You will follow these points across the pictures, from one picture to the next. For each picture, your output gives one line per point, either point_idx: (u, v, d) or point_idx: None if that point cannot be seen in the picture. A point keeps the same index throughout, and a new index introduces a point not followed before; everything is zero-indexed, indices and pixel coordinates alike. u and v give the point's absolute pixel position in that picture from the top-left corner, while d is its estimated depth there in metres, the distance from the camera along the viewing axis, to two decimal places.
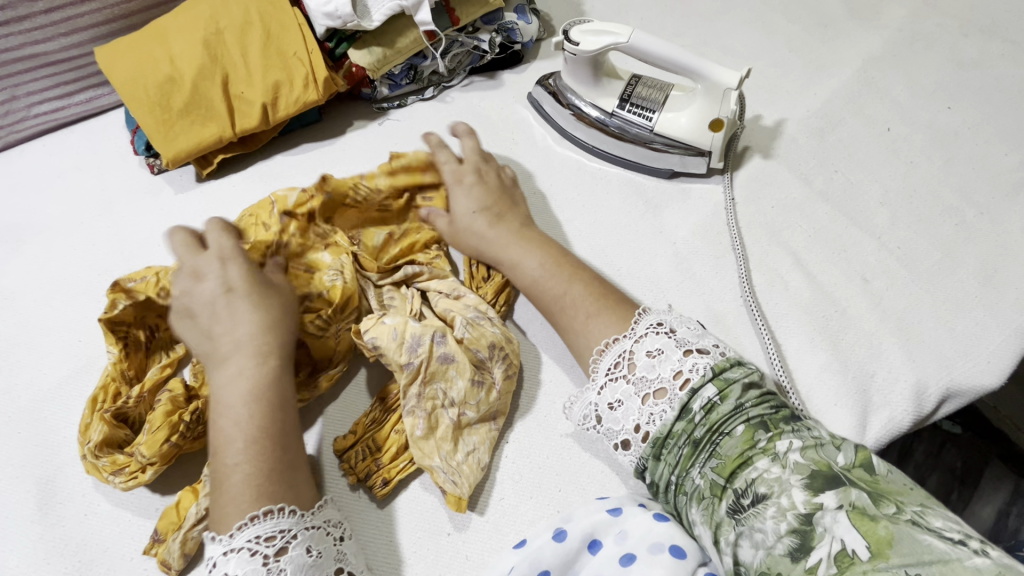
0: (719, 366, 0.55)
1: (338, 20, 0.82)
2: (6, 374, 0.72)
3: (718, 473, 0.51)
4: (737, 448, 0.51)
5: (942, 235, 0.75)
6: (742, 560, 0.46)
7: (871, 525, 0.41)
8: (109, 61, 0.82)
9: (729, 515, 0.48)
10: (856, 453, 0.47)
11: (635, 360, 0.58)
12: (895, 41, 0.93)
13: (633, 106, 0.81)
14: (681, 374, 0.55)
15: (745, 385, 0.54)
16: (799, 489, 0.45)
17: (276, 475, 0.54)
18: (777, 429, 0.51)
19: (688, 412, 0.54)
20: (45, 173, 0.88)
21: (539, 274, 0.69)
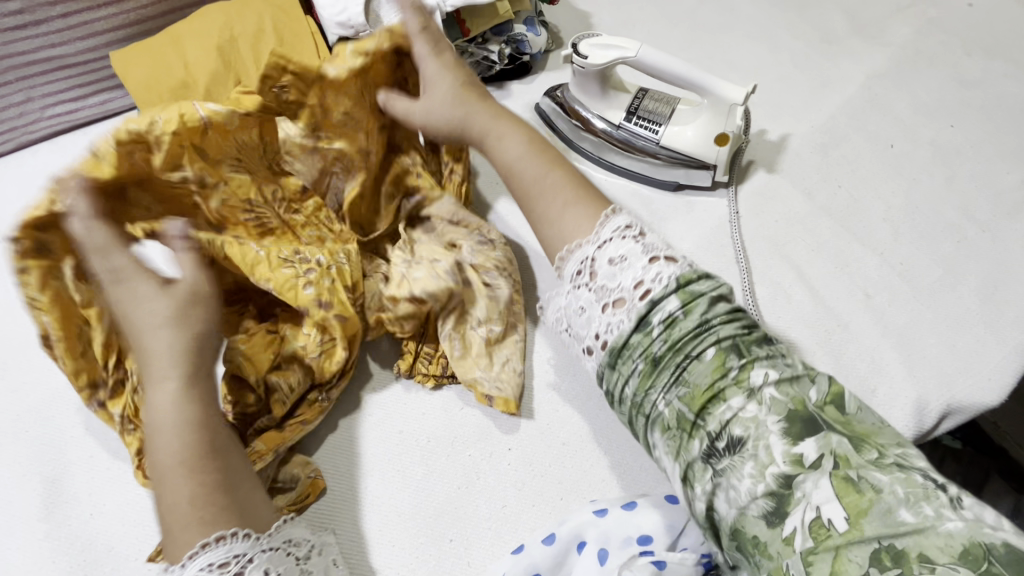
0: (685, 277, 0.49)
1: (351, 30, 0.83)
2: (14, 372, 0.73)
3: (687, 404, 0.46)
4: (707, 376, 0.46)
5: (944, 252, 0.75)
6: (716, 508, 0.44)
7: (855, 496, 0.39)
8: (124, 65, 0.83)
9: (702, 456, 0.45)
10: (830, 386, 0.45)
11: (596, 268, 0.52)
12: (899, 58, 0.94)
13: (640, 119, 0.82)
14: (642, 285, 0.49)
15: (712, 297, 0.48)
16: (776, 435, 0.42)
17: (220, 491, 0.48)
18: (749, 355, 0.46)
19: (646, 324, 0.48)
20: (57, 174, 0.89)
21: (516, 157, 0.61)
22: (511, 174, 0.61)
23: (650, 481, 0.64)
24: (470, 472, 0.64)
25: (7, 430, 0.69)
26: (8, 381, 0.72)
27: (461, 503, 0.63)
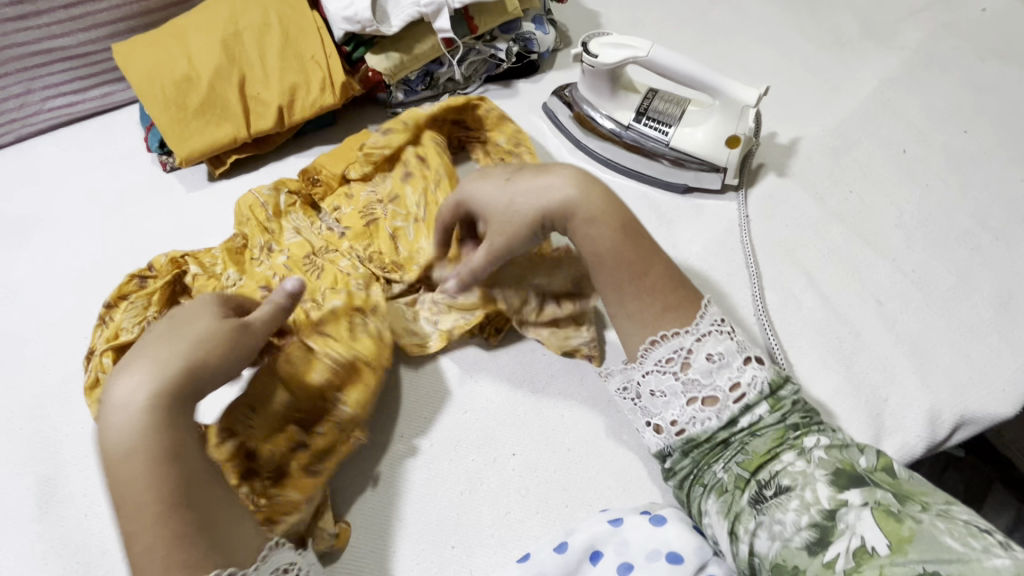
0: (774, 382, 0.54)
1: (358, 25, 0.82)
2: (10, 368, 0.71)
3: (744, 466, 0.51)
4: (766, 445, 0.51)
5: (957, 260, 0.74)
6: (758, 550, 0.47)
7: (894, 524, 0.41)
8: (126, 57, 0.82)
9: (749, 505, 0.49)
10: (881, 457, 0.48)
11: (691, 360, 0.54)
12: (911, 63, 0.93)
13: (650, 120, 0.81)
14: (738, 387, 0.53)
15: (793, 400, 0.53)
16: (823, 485, 0.46)
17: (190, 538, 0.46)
18: (805, 429, 0.51)
19: (733, 423, 0.53)
20: (57, 166, 0.88)
21: (607, 247, 0.56)
22: (602, 260, 0.57)
23: (657, 489, 0.62)
24: (473, 478, 0.63)
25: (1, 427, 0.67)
26: (4, 377, 0.71)
27: (464, 510, 0.61)
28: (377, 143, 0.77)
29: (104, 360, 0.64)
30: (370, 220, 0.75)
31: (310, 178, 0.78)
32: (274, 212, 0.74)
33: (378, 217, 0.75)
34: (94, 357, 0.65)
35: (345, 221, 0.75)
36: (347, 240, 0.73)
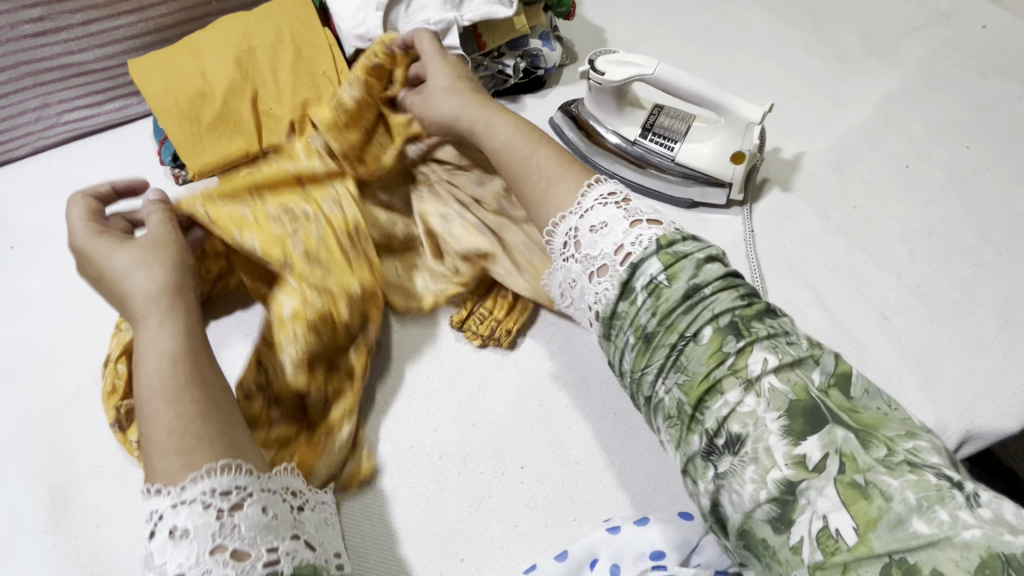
0: (667, 239, 0.50)
1: (369, 42, 0.84)
2: (24, 379, 0.72)
3: (685, 393, 0.45)
4: (704, 365, 0.44)
5: (961, 274, 0.75)
6: (720, 503, 0.43)
7: (864, 503, 0.37)
8: (142, 73, 0.83)
9: (702, 455, 0.44)
10: (834, 368, 0.44)
11: (580, 238, 0.54)
12: (913, 79, 0.94)
13: (656, 136, 0.82)
14: (621, 249, 0.51)
15: (695, 257, 0.49)
16: (777, 434, 0.41)
17: (199, 413, 0.48)
18: (749, 334, 0.44)
19: (631, 292, 0.49)
20: (72, 178, 0.89)
21: (505, 139, 0.64)
22: (499, 157, 0.64)
23: (664, 502, 0.63)
24: (481, 490, 0.63)
25: (16, 438, 0.68)
26: (18, 388, 0.72)
27: (473, 522, 0.62)
28: (351, 99, 0.72)
29: (118, 367, 0.66)
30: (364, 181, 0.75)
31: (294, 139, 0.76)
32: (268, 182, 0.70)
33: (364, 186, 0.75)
34: (109, 363, 0.66)
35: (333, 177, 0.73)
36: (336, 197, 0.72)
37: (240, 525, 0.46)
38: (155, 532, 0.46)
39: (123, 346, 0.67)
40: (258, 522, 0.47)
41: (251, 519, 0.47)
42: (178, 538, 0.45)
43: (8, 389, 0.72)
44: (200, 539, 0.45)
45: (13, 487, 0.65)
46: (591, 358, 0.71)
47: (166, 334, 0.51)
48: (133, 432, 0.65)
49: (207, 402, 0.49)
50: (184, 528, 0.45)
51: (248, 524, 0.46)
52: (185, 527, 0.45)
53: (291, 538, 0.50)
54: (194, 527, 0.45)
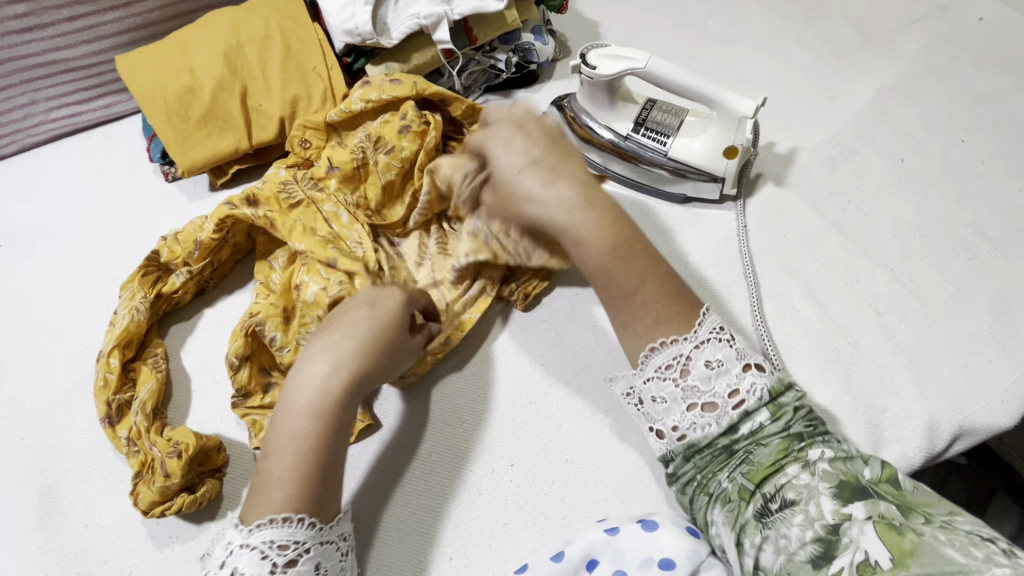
0: (775, 389, 0.53)
1: (358, 37, 0.83)
2: (12, 378, 0.72)
3: (748, 478, 0.51)
4: (771, 456, 0.50)
5: (956, 269, 0.74)
6: (762, 564, 0.46)
7: (897, 538, 0.41)
8: (130, 69, 0.83)
9: (755, 517, 0.48)
10: (885, 469, 0.47)
11: (689, 367, 0.53)
12: (909, 72, 0.93)
13: (648, 130, 0.82)
14: (736, 394, 0.52)
15: (796, 408, 0.53)
16: (827, 498, 0.45)
17: (321, 465, 0.54)
18: (810, 439, 0.51)
19: (733, 430, 0.52)
20: (61, 176, 0.88)
21: (605, 252, 0.58)
22: (608, 271, 0.58)
23: (654, 500, 0.62)
24: (471, 489, 0.63)
25: (4, 439, 0.68)
26: (6, 387, 0.71)
27: (462, 520, 0.62)
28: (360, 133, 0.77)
29: (111, 362, 0.66)
30: (360, 164, 0.76)
31: (298, 143, 0.81)
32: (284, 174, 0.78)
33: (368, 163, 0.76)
34: (100, 358, 0.66)
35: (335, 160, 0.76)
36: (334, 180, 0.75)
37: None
38: (224, 564, 0.51)
39: (116, 341, 0.67)
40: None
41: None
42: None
43: None
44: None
45: (0, 487, 0.65)
46: (582, 355, 0.70)
47: (312, 390, 0.56)
48: (123, 427, 0.64)
49: (327, 452, 0.55)
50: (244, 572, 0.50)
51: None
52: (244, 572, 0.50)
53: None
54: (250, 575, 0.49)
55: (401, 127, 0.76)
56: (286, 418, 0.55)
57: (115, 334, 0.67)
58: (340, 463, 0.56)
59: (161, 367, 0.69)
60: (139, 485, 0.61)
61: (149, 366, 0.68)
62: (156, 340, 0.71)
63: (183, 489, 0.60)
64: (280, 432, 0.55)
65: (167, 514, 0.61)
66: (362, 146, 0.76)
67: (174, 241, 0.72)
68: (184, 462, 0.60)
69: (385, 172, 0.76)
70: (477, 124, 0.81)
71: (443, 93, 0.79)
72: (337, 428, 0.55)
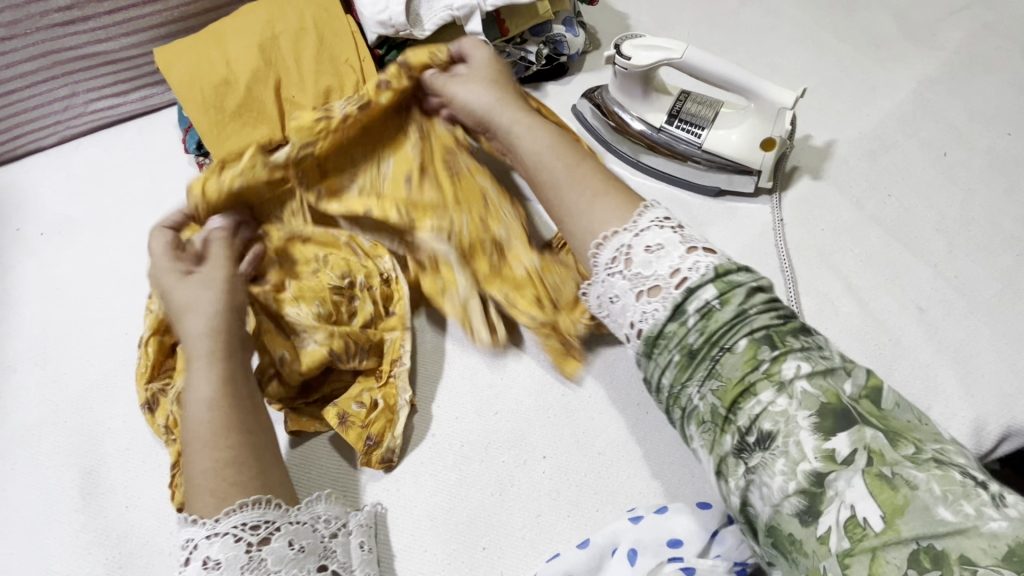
0: (723, 268, 0.50)
1: (391, 29, 0.83)
2: (54, 363, 0.74)
3: (718, 397, 0.47)
4: (739, 370, 0.46)
5: (1003, 266, 0.72)
6: (750, 503, 0.44)
7: (890, 493, 0.39)
8: (167, 61, 0.84)
9: (734, 453, 0.46)
10: (867, 379, 0.45)
11: (632, 257, 0.53)
12: (952, 63, 0.91)
13: (682, 122, 0.80)
14: (677, 273, 0.50)
15: (751, 290, 0.49)
16: (808, 432, 0.42)
17: (239, 430, 0.55)
18: (784, 346, 0.46)
19: (682, 314, 0.49)
20: (100, 167, 0.90)
21: (547, 146, 0.65)
22: (542, 161, 0.65)
23: (689, 495, 0.61)
24: (503, 479, 0.63)
25: (47, 421, 0.69)
26: (49, 371, 0.73)
27: (495, 511, 0.61)
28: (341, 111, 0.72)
29: (151, 351, 0.67)
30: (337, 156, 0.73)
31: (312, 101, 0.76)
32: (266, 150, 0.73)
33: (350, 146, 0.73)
34: (139, 346, 0.68)
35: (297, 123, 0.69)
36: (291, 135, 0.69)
37: (267, 559, 0.50)
38: (191, 559, 0.50)
39: (155, 331, 0.68)
40: (285, 556, 0.51)
41: (277, 553, 0.51)
42: (211, 568, 0.49)
43: (39, 372, 0.73)
44: (230, 569, 0.49)
45: (44, 467, 0.66)
46: (614, 348, 0.70)
47: (209, 379, 0.57)
48: (161, 414, 0.66)
49: (240, 418, 0.56)
50: (218, 558, 0.49)
51: (274, 558, 0.51)
52: (218, 558, 0.49)
53: (316, 571, 0.53)
54: (226, 559, 0.49)
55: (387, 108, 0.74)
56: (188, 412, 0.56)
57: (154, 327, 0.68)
58: (255, 425, 0.57)
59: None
60: (176, 476, 0.62)
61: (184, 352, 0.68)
62: None
63: None
64: (192, 427, 0.55)
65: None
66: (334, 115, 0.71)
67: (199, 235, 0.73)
68: None
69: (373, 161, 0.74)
70: None
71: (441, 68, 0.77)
72: (238, 395, 0.58)
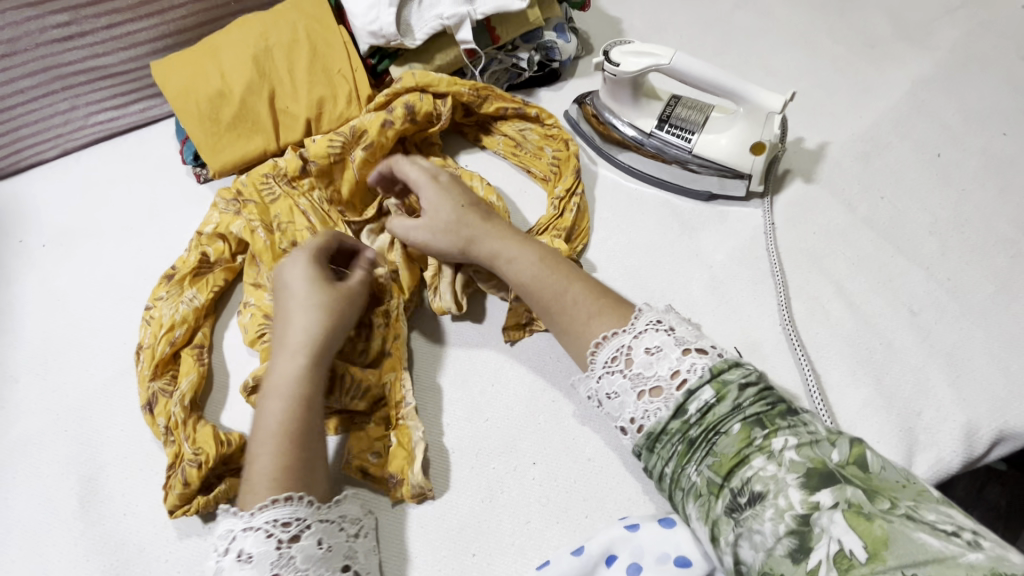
0: (717, 367, 0.52)
1: (382, 39, 0.84)
2: (55, 373, 0.75)
3: (715, 471, 0.48)
4: (734, 446, 0.48)
5: (996, 268, 0.72)
6: (742, 560, 0.44)
7: (867, 525, 0.39)
8: (164, 75, 0.85)
9: (726, 513, 0.46)
10: (852, 448, 0.45)
11: (632, 356, 0.55)
12: (947, 63, 0.90)
13: (672, 127, 0.81)
14: (678, 374, 0.52)
15: (743, 384, 0.51)
16: (795, 488, 0.43)
17: (305, 436, 0.58)
18: (773, 426, 0.48)
19: (683, 412, 0.51)
20: (100, 179, 0.92)
21: (531, 275, 0.65)
22: (530, 288, 0.65)
23: None
24: (493, 486, 0.63)
25: (48, 430, 0.71)
26: (50, 381, 0.74)
27: (485, 517, 0.62)
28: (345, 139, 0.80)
29: (158, 350, 0.70)
30: (338, 159, 0.80)
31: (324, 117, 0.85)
32: (294, 177, 0.79)
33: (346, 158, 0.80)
34: (142, 349, 0.70)
35: (310, 155, 0.79)
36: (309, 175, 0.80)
37: (296, 556, 0.51)
38: (229, 549, 0.52)
39: (164, 332, 0.70)
40: (313, 555, 0.52)
41: (306, 551, 0.52)
42: (243, 561, 0.51)
43: (41, 382, 0.74)
44: (261, 565, 0.50)
45: (44, 476, 0.68)
46: None
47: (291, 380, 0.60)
48: (160, 415, 0.67)
49: (306, 425, 0.58)
50: (250, 552, 0.51)
51: (303, 556, 0.52)
52: (251, 552, 0.51)
53: (341, 571, 0.54)
54: (258, 553, 0.51)
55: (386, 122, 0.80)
56: (265, 403, 0.59)
57: (163, 331, 0.70)
58: (316, 430, 0.59)
59: (203, 360, 0.71)
60: (170, 479, 0.63)
61: (192, 357, 0.71)
62: (202, 334, 0.73)
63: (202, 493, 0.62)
64: (262, 423, 0.58)
65: (190, 515, 0.63)
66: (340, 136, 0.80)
67: (201, 241, 0.76)
68: (203, 471, 0.62)
69: (362, 167, 0.80)
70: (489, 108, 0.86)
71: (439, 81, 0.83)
72: (313, 401, 0.60)
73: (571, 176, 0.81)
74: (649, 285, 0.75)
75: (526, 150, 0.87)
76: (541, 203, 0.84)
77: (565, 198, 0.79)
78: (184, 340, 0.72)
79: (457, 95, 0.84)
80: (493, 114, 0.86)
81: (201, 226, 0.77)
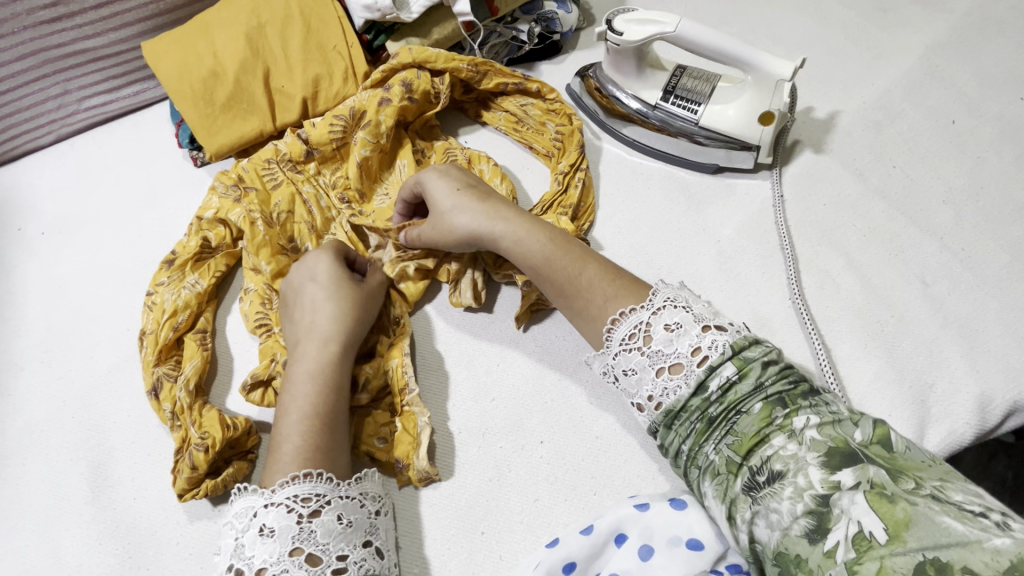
0: (738, 344, 0.50)
1: (377, 12, 0.81)
2: (59, 360, 0.75)
3: (734, 450, 0.48)
4: (754, 426, 0.47)
5: (1012, 237, 0.70)
6: (758, 538, 0.44)
7: (888, 507, 0.38)
8: (155, 56, 0.83)
9: (744, 492, 0.46)
10: (877, 428, 0.44)
11: (651, 333, 0.54)
12: (962, 26, 0.87)
13: (678, 98, 0.78)
14: (699, 351, 0.51)
15: (765, 362, 0.50)
16: (815, 467, 0.42)
17: (331, 417, 0.59)
18: (794, 405, 0.47)
19: (704, 389, 0.50)
20: (96, 164, 0.91)
21: (544, 255, 0.63)
22: (544, 273, 0.63)
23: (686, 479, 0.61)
24: (501, 465, 0.63)
25: (55, 416, 0.71)
26: (55, 368, 0.74)
27: (493, 496, 0.62)
28: (345, 122, 0.79)
29: (161, 336, 0.69)
30: (339, 143, 0.79)
31: (322, 95, 0.83)
32: (299, 162, 0.79)
33: (348, 139, 0.79)
34: (145, 336, 0.69)
35: (313, 140, 0.78)
36: (316, 163, 0.79)
37: (317, 530, 0.51)
38: (249, 527, 0.52)
39: (166, 318, 0.70)
40: (333, 529, 0.52)
41: (326, 526, 0.51)
42: (265, 536, 0.51)
43: (46, 369, 0.74)
44: (282, 540, 0.50)
45: (54, 462, 0.68)
46: None
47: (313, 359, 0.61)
48: (166, 400, 0.66)
49: (333, 408, 0.59)
50: (272, 527, 0.51)
51: (323, 531, 0.51)
52: (273, 526, 0.51)
53: (362, 546, 0.53)
54: (279, 527, 0.51)
55: (383, 101, 0.78)
56: (290, 387, 0.60)
57: (166, 317, 0.70)
58: (342, 416, 0.60)
59: (207, 344, 0.71)
60: (176, 464, 0.63)
61: (195, 341, 0.70)
62: (205, 319, 0.73)
63: (209, 478, 0.62)
64: (287, 405, 0.59)
65: (198, 499, 0.63)
66: (340, 119, 0.78)
67: (201, 227, 0.75)
68: (210, 456, 0.61)
69: (361, 147, 0.77)
70: (488, 83, 0.83)
71: (435, 57, 0.80)
72: (337, 386, 0.61)
73: (577, 152, 0.79)
74: (656, 261, 0.74)
75: (528, 126, 0.84)
76: (544, 179, 0.82)
77: (569, 175, 0.77)
78: (187, 325, 0.71)
79: (455, 71, 0.82)
80: (494, 89, 0.84)
81: (201, 211, 0.76)
